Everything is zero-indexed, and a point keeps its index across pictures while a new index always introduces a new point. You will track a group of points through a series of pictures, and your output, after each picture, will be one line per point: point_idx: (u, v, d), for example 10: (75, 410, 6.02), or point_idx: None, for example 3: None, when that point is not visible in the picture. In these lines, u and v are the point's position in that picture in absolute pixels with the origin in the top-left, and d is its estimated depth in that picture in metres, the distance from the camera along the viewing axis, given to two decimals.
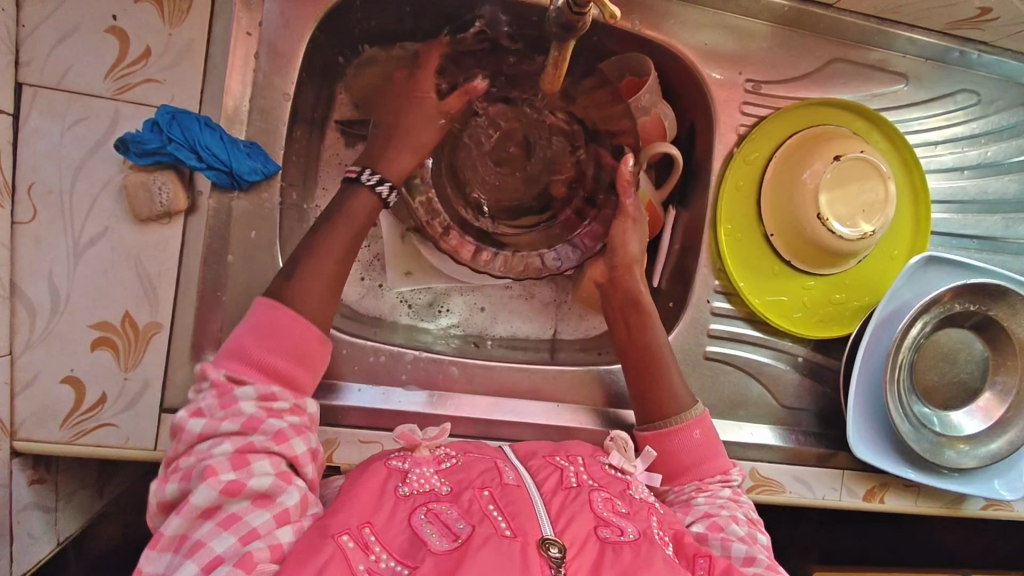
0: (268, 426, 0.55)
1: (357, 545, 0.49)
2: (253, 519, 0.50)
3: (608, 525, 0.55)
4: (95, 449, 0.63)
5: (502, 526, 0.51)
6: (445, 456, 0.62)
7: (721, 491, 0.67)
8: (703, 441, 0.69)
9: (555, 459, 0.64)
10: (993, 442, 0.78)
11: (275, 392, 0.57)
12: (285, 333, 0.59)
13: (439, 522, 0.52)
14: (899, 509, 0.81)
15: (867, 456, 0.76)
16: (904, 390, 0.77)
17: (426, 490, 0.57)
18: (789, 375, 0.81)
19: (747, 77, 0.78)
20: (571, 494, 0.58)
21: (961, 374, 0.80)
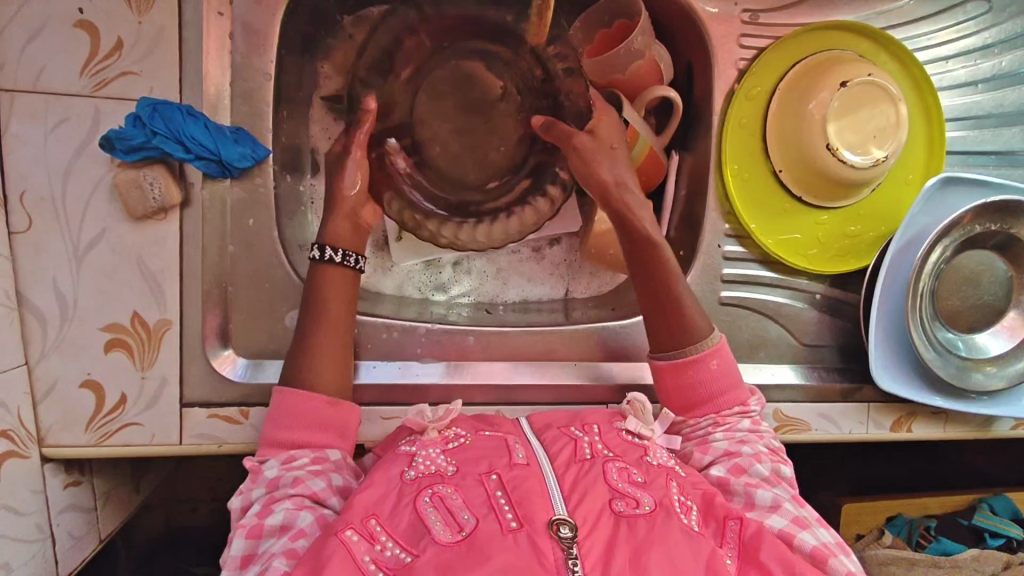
0: (286, 479, 0.59)
1: (362, 537, 0.54)
2: (299, 517, 0.56)
3: (622, 498, 0.56)
4: (123, 448, 0.63)
5: (508, 518, 0.53)
6: (455, 436, 0.65)
7: (739, 422, 0.68)
8: (722, 370, 0.69)
9: (570, 430, 0.65)
10: (1019, 360, 0.77)
11: (316, 453, 0.62)
12: (298, 413, 0.62)
13: (443, 508, 0.55)
14: (927, 437, 0.81)
15: (890, 385, 0.75)
16: (927, 316, 0.75)
17: (432, 471, 0.60)
18: (807, 314, 0.80)
19: (743, 7, 0.74)
20: (585, 468, 0.59)
21: (985, 296, 0.78)
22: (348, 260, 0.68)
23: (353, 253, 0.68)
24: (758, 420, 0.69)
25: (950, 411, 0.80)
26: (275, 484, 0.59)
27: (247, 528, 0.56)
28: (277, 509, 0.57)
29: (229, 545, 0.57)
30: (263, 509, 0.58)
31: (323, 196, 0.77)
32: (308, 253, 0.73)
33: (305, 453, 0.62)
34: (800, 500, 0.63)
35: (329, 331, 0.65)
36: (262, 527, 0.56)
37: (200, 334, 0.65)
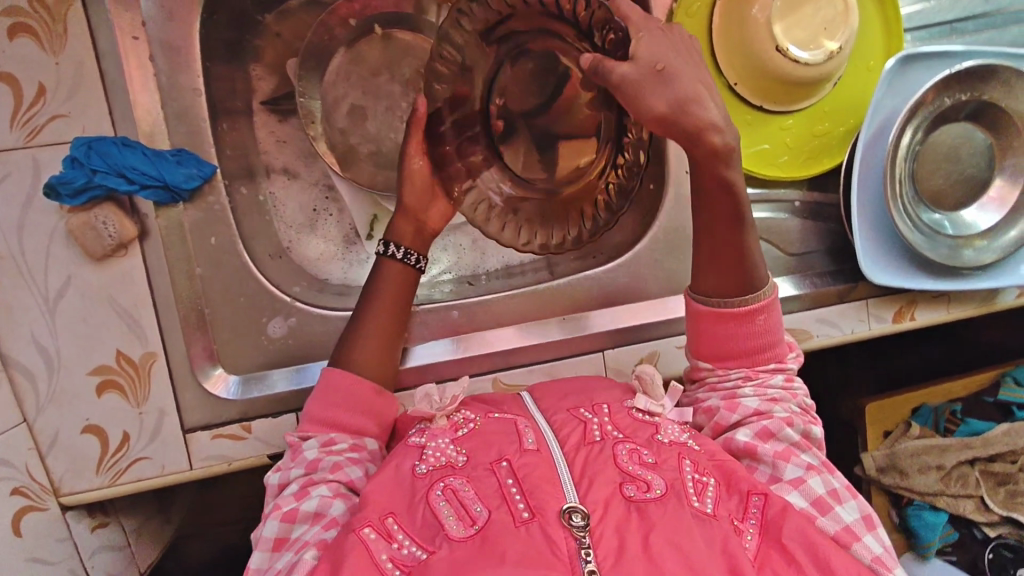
0: (324, 462, 0.62)
1: (380, 535, 0.55)
2: (333, 509, 0.59)
3: (632, 482, 0.56)
4: (138, 483, 0.65)
5: (520, 509, 0.54)
6: (462, 422, 0.67)
7: (772, 377, 0.70)
8: (769, 324, 0.70)
9: (579, 412, 0.66)
10: (1012, 229, 0.75)
11: (356, 440, 0.65)
12: (353, 398, 0.66)
13: (456, 501, 0.56)
14: (931, 321, 0.80)
15: (885, 278, 0.74)
16: (909, 199, 0.74)
17: (443, 462, 0.61)
18: (788, 222, 0.78)
19: None
20: (594, 450, 0.60)
21: (967, 169, 0.76)
22: (409, 258, 0.71)
23: (413, 253, 0.71)
24: (792, 381, 0.71)
25: (951, 292, 0.79)
26: (312, 468, 0.62)
27: (286, 515, 0.59)
28: (314, 497, 0.60)
29: (263, 525, 0.59)
30: (299, 495, 0.60)
31: (284, 202, 0.76)
32: (279, 261, 0.73)
33: (341, 438, 0.65)
34: (828, 467, 0.66)
35: (383, 322, 0.69)
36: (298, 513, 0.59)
37: (187, 360, 0.65)
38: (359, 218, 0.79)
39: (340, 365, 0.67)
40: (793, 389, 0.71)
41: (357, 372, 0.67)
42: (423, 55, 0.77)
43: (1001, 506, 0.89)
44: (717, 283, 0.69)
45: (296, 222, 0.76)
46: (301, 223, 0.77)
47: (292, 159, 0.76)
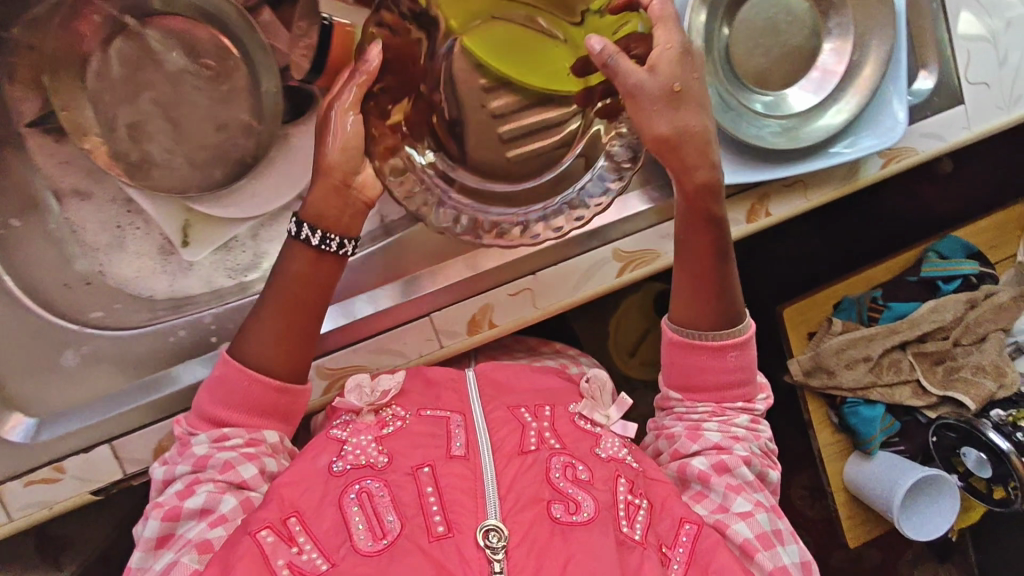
0: (214, 460, 0.69)
1: (281, 539, 0.65)
2: (223, 505, 0.68)
3: (560, 502, 0.66)
4: (53, 500, 0.79)
5: (437, 523, 0.64)
6: (388, 420, 0.79)
7: (736, 418, 0.74)
8: (739, 362, 0.74)
9: (518, 412, 0.77)
10: (851, 101, 0.86)
11: (250, 436, 0.72)
12: (238, 393, 0.71)
13: (370, 507, 0.67)
14: (793, 210, 0.92)
15: (740, 178, 0.85)
16: (732, 83, 0.85)
17: (363, 462, 0.72)
18: None
19: None
20: (526, 463, 0.70)
21: (786, 39, 0.86)
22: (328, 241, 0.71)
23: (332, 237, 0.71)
24: (759, 427, 0.75)
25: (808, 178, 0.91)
26: (203, 464, 0.69)
27: (184, 523, 0.67)
28: (198, 495, 0.68)
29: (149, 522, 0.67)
30: (185, 495, 0.68)
31: (120, 255, 0.83)
32: (88, 286, 0.83)
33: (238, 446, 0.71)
34: (773, 511, 0.70)
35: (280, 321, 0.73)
36: (200, 512, 0.67)
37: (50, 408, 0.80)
38: (278, 202, 0.85)
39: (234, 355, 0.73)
40: (755, 415, 0.75)
41: (245, 364, 0.72)
42: (189, 34, 0.79)
43: (939, 386, 1.09)
44: (697, 310, 0.73)
45: (132, 266, 0.84)
46: (152, 249, 0.84)
47: (112, 213, 0.83)
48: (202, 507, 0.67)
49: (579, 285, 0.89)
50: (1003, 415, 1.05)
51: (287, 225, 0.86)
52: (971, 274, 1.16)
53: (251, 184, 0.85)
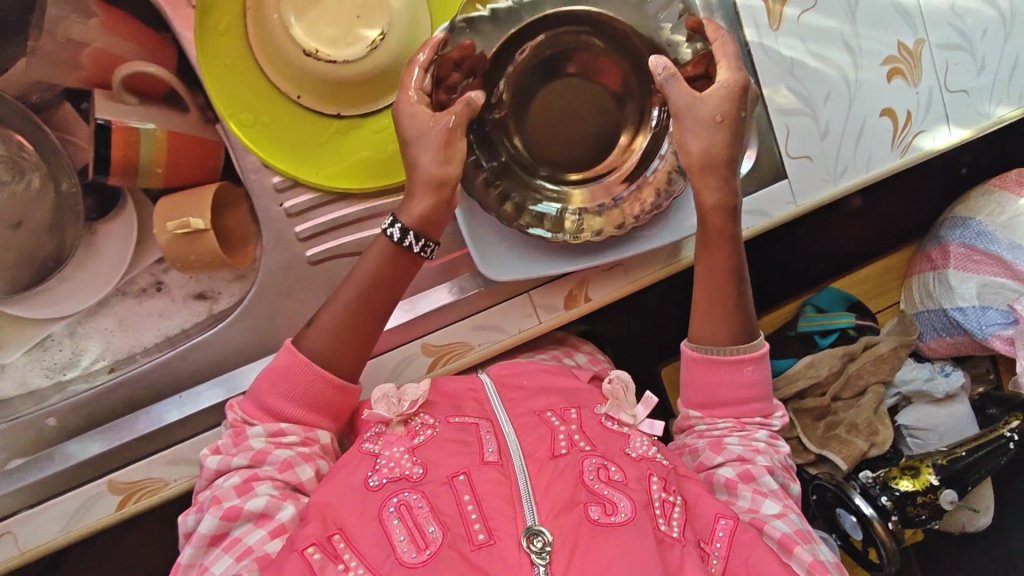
0: (271, 456, 0.60)
1: (326, 556, 0.54)
2: (281, 513, 0.58)
3: (598, 503, 0.56)
4: None
5: (476, 531, 0.54)
6: (420, 428, 0.65)
7: (756, 433, 0.67)
8: (757, 376, 0.67)
9: (547, 416, 0.65)
10: None
11: (306, 433, 0.62)
12: (297, 390, 0.61)
13: (409, 520, 0.56)
14: None
15: None
16: None
17: (397, 475, 0.60)
18: None
19: None
20: (557, 465, 0.59)
21: None
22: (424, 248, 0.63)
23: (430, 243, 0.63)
24: (774, 432, 0.68)
25: None
26: (260, 459, 0.59)
27: (243, 530, 0.57)
28: (257, 496, 0.57)
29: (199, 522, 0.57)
30: (242, 494, 0.58)
31: None
32: None
33: (292, 442, 0.61)
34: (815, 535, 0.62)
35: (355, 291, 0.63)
36: (256, 518, 0.57)
37: None
38: (93, 298, 0.72)
39: (300, 348, 0.62)
40: (770, 429, 0.68)
41: (318, 361, 0.62)
42: None
43: (816, 443, 0.90)
44: (714, 327, 0.67)
45: None
46: None
47: None
48: (260, 516, 0.57)
49: (482, 337, 0.72)
50: (873, 474, 0.88)
51: (143, 322, 0.73)
52: (850, 328, 0.94)
53: (125, 301, 0.73)
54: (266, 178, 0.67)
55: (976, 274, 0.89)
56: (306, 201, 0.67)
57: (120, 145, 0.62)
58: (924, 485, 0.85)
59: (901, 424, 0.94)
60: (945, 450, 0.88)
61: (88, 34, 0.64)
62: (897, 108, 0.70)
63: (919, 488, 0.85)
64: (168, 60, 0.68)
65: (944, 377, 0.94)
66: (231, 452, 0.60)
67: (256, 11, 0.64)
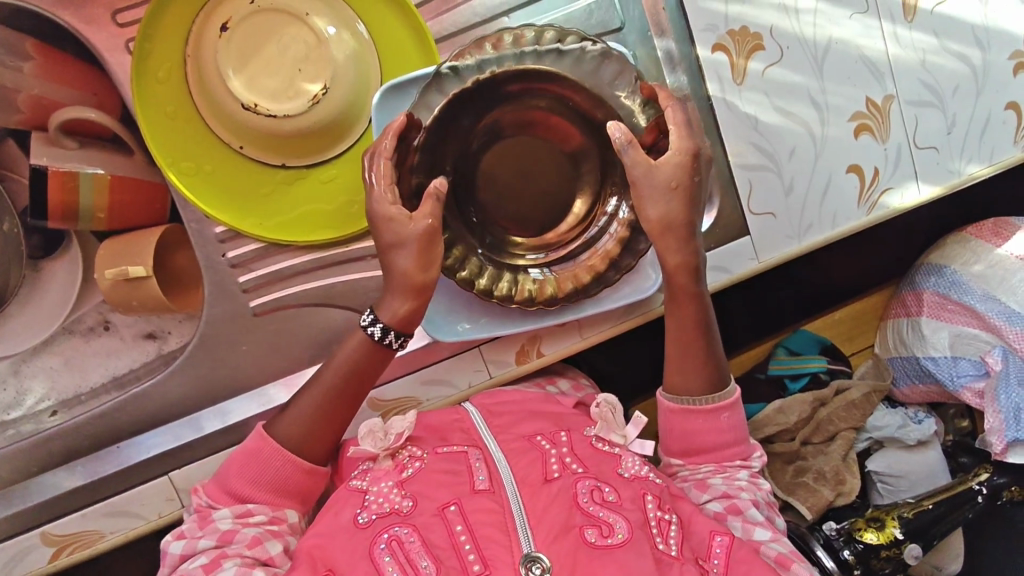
0: (240, 535, 0.55)
1: None
2: None
3: (593, 526, 0.56)
4: None
5: (471, 561, 0.54)
6: (408, 460, 0.61)
7: (739, 474, 0.65)
8: (733, 423, 0.66)
9: (536, 440, 0.63)
10: None
11: (274, 512, 0.57)
12: (263, 471, 0.57)
13: (402, 554, 0.54)
14: None
15: None
16: None
17: (387, 510, 0.57)
18: None
19: None
20: (550, 491, 0.57)
21: None
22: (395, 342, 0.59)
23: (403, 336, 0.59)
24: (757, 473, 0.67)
25: None
26: (228, 537, 0.54)
27: None
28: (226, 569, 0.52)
29: None
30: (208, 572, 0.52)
31: None
32: None
33: (264, 518, 0.56)
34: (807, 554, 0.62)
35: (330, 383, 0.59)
36: None
37: None
38: (38, 336, 0.67)
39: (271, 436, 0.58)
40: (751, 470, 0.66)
41: (294, 452, 0.58)
42: None
43: (784, 488, 0.89)
44: (691, 379, 0.65)
45: None
46: None
47: None
48: None
49: (432, 392, 0.69)
50: (838, 526, 0.87)
51: (93, 363, 0.69)
52: (820, 373, 0.94)
53: (73, 341, 0.68)
54: (209, 228, 0.60)
55: (949, 324, 0.91)
56: (250, 252, 0.61)
57: (57, 190, 0.57)
58: (887, 539, 0.84)
59: (873, 470, 0.93)
60: (912, 501, 0.87)
61: (23, 80, 0.58)
62: (864, 166, 0.71)
63: (882, 543, 0.84)
64: (118, 107, 0.62)
65: (916, 424, 0.94)
66: (194, 535, 0.55)
67: (198, 74, 0.56)
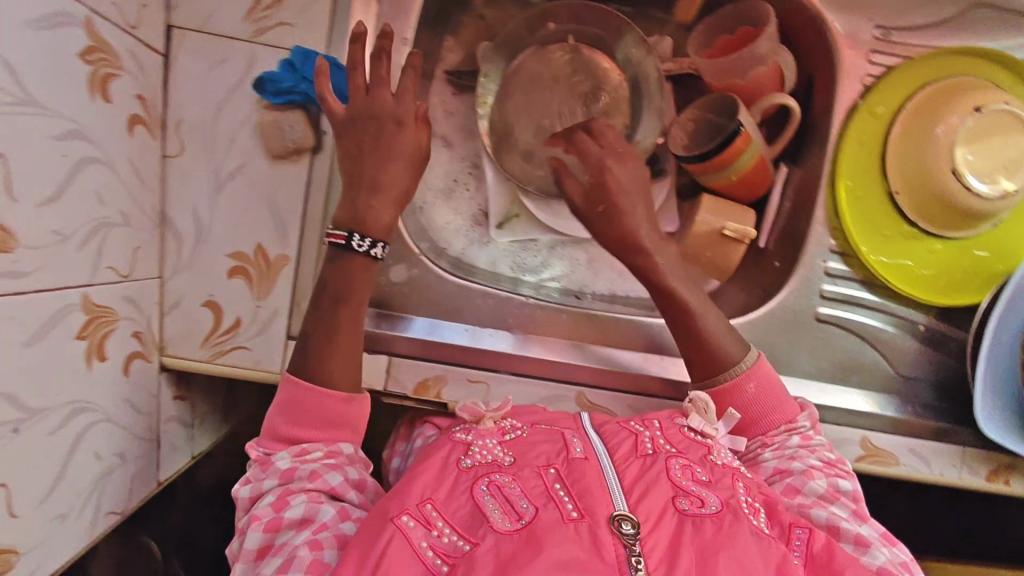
0: (302, 471, 0.57)
1: (419, 522, 0.52)
2: (323, 513, 0.54)
3: (686, 496, 0.55)
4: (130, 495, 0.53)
5: (569, 508, 0.52)
6: (511, 427, 0.65)
7: (790, 440, 0.67)
8: (760, 390, 0.68)
9: (629, 424, 0.65)
10: None
11: (332, 449, 0.60)
12: (319, 407, 0.60)
13: (501, 497, 0.54)
14: None
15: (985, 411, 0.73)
16: (846, 317, 0.77)
17: (489, 460, 0.59)
18: (905, 342, 0.79)
19: (876, 24, 0.73)
20: (646, 462, 0.59)
21: (899, 369, 0.79)
22: None
23: None
24: (809, 436, 0.68)
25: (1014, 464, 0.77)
26: (289, 476, 0.56)
27: (301, 542, 0.51)
28: (298, 509, 0.54)
29: (257, 533, 0.53)
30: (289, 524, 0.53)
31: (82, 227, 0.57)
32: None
33: (334, 471, 0.58)
34: (890, 540, 0.59)
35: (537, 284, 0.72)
36: (297, 525, 0.53)
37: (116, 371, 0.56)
38: None
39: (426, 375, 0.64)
40: (796, 430, 0.68)
41: (318, 384, 0.61)
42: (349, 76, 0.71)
43: None
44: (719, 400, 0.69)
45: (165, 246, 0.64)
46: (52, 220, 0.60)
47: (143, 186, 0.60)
48: (303, 523, 0.53)
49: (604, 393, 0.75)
50: None
51: None
52: None
53: None
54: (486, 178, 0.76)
55: None
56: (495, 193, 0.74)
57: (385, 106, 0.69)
58: None
59: None
60: None
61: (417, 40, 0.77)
62: None
63: None
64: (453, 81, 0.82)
65: None
66: (280, 475, 0.57)
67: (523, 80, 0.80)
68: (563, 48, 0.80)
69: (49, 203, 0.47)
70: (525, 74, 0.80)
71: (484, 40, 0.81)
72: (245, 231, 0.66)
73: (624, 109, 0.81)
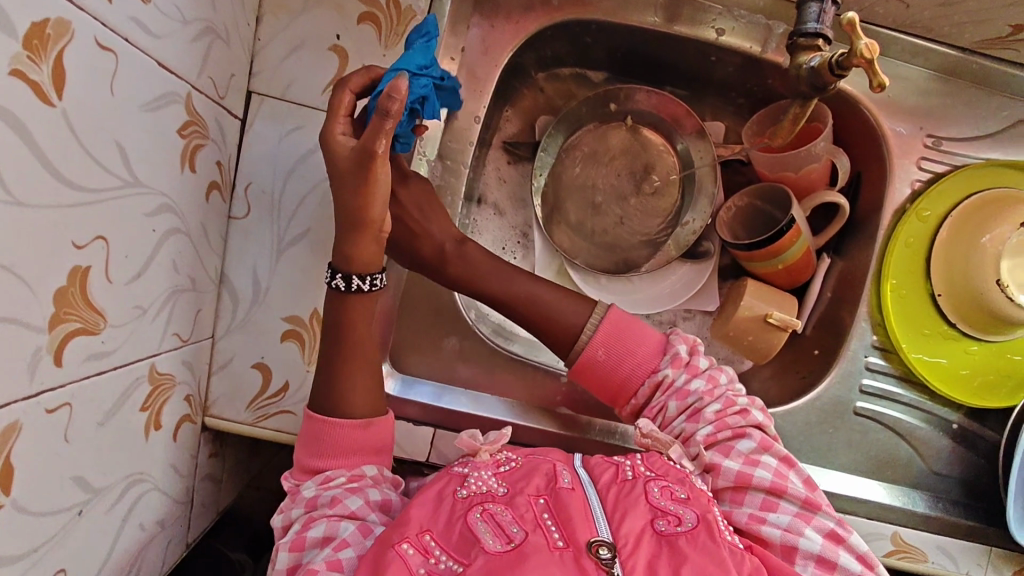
0: (324, 498, 0.55)
1: (417, 551, 0.49)
2: (344, 529, 0.53)
3: (664, 518, 0.52)
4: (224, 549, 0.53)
5: (555, 537, 0.50)
6: (506, 459, 0.60)
7: (668, 405, 0.63)
8: (611, 356, 0.64)
9: (613, 458, 0.61)
10: None
11: (361, 472, 0.57)
12: (335, 441, 0.57)
13: (494, 522, 0.51)
14: None
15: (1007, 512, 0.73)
16: (883, 415, 0.78)
17: (484, 491, 0.55)
18: (939, 440, 0.79)
19: (927, 132, 0.76)
20: (626, 488, 0.55)
21: (933, 467, 0.79)
22: None
23: None
24: (682, 388, 0.63)
25: None
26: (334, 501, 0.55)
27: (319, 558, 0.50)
28: (327, 529, 0.53)
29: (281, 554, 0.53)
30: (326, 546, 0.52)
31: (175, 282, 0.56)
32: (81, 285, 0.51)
33: (361, 494, 0.56)
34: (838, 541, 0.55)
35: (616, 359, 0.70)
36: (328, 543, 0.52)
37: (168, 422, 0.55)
38: None
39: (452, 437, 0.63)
40: (664, 383, 0.64)
41: (330, 413, 0.57)
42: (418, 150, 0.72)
43: None
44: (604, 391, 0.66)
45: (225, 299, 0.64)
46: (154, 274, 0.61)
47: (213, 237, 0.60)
48: (327, 541, 0.52)
49: None
50: None
51: None
52: None
53: None
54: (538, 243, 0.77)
55: None
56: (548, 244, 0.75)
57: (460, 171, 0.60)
58: None
59: None
60: None
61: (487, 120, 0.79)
62: None
63: None
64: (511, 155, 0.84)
65: None
66: (303, 500, 0.56)
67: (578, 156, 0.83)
68: (621, 129, 0.83)
69: (134, 281, 0.47)
70: (581, 152, 0.83)
71: (543, 115, 0.84)
72: (302, 293, 0.66)
73: (676, 191, 0.84)
